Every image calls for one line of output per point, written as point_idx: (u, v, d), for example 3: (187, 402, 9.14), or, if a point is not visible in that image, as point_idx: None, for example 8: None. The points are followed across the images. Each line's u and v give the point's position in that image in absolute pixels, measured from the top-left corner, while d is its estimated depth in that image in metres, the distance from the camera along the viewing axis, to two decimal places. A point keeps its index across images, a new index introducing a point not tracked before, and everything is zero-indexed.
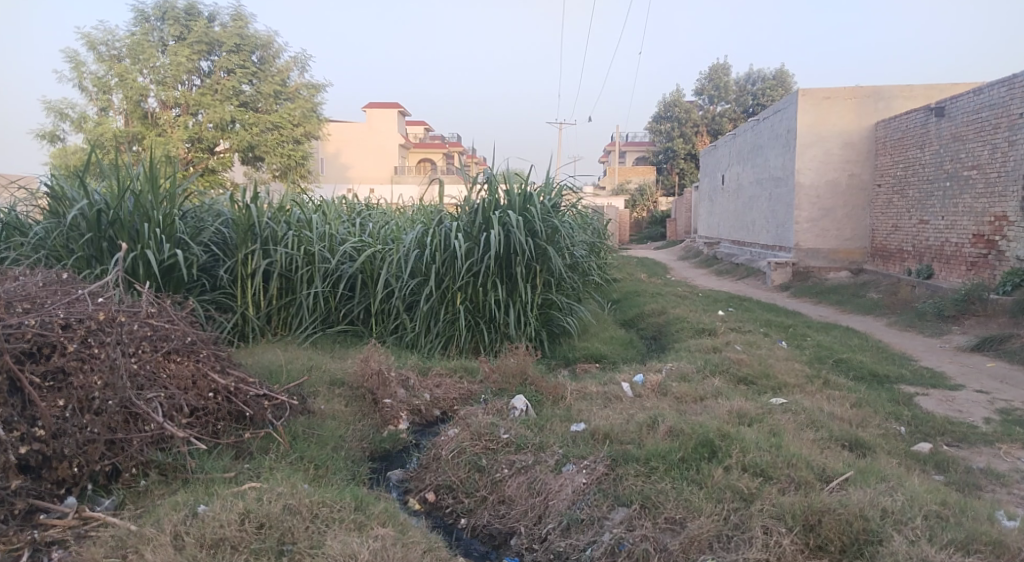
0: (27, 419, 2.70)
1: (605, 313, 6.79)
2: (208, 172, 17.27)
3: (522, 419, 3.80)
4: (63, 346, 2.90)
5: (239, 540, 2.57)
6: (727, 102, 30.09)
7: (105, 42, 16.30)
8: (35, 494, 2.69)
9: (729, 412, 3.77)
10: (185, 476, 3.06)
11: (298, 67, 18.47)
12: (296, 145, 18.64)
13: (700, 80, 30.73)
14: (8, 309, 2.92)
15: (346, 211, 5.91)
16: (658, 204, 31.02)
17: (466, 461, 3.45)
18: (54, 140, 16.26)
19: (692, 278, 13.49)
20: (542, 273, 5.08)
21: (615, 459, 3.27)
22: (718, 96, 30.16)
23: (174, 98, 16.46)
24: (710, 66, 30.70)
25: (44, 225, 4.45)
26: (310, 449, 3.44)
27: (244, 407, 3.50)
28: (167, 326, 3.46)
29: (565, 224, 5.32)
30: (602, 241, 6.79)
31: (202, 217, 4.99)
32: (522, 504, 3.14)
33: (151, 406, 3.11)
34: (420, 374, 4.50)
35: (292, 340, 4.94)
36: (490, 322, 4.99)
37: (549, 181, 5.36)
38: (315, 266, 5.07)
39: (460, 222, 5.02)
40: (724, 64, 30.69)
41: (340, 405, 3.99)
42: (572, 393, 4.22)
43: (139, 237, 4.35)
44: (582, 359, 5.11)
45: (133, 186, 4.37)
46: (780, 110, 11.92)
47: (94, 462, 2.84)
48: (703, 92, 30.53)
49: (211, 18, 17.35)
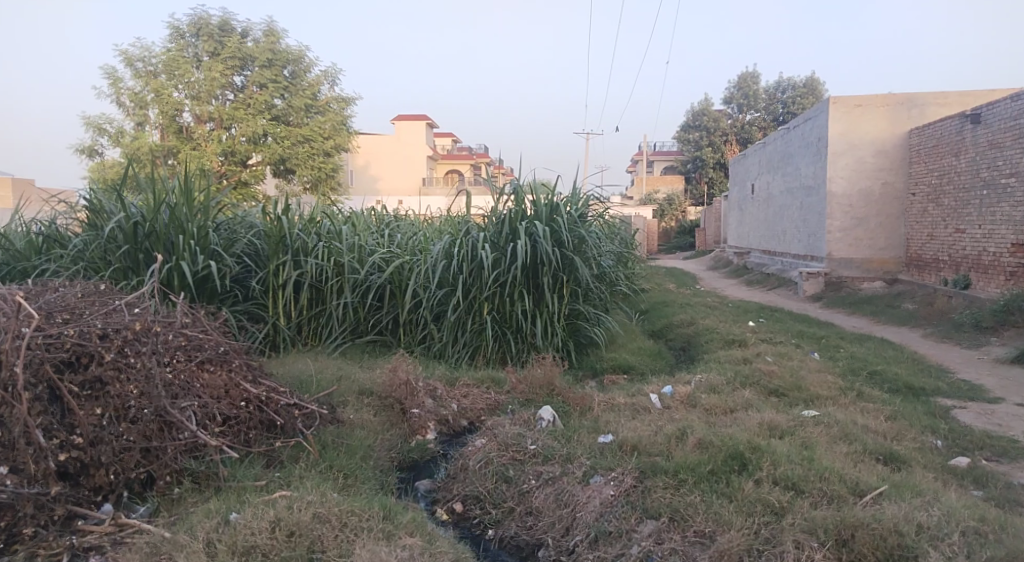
0: (66, 427, 2.80)
1: (633, 323, 6.75)
2: (241, 184, 17.60)
3: (549, 430, 3.79)
4: (101, 356, 2.98)
5: (270, 548, 2.61)
6: (757, 110, 29.91)
7: (142, 59, 16.79)
8: (74, 501, 2.76)
9: (760, 424, 3.71)
10: (217, 485, 3.11)
11: (329, 81, 18.77)
12: (327, 157, 18.93)
13: (729, 88, 30.53)
14: (48, 320, 3.04)
15: (375, 222, 5.96)
16: (687, 212, 30.82)
17: (493, 472, 3.45)
18: (93, 154, 16.75)
19: (722, 287, 13.33)
20: (569, 283, 5.08)
21: (643, 472, 3.26)
22: (748, 104, 29.94)
23: (208, 113, 16.87)
24: (740, 73, 30.50)
25: (83, 238, 4.55)
26: (339, 458, 3.47)
27: (276, 417, 3.54)
28: (201, 336, 3.53)
29: (592, 234, 5.30)
30: (630, 251, 6.76)
31: (235, 229, 5.06)
32: (550, 516, 3.11)
33: (185, 415, 3.16)
34: (447, 385, 4.52)
35: (322, 350, 4.99)
36: (517, 333, 4.99)
37: (576, 191, 5.34)
38: (345, 277, 5.11)
39: (487, 233, 5.05)
40: (754, 72, 30.46)
41: (369, 415, 4.01)
42: (600, 405, 4.20)
43: (174, 249, 4.45)
44: (610, 370, 5.08)
45: (168, 199, 4.48)
46: (811, 117, 11.75)
47: (130, 470, 2.91)
48: (732, 100, 30.35)
49: (244, 34, 17.75)
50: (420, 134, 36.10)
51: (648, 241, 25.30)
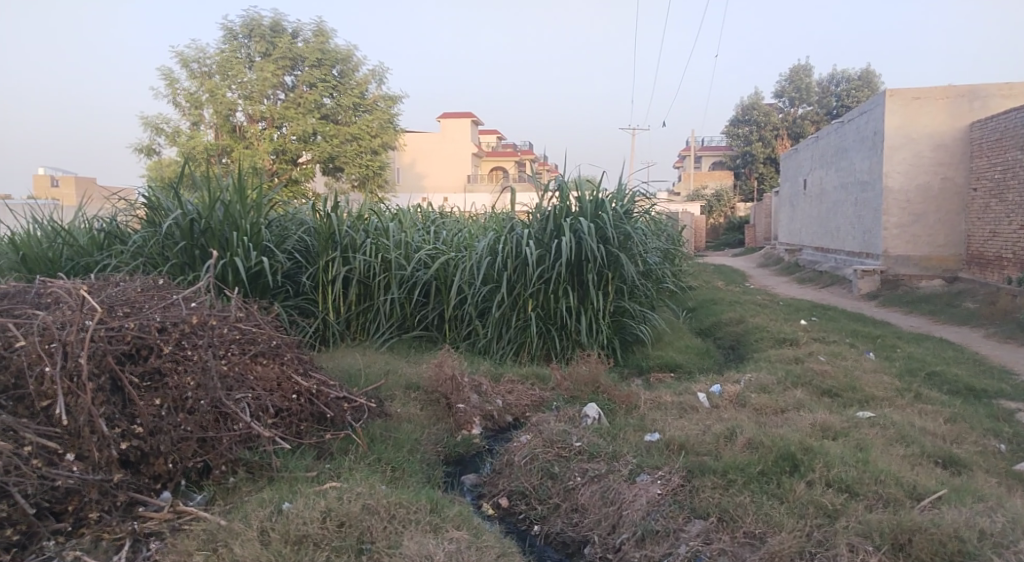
0: (128, 417, 2.92)
1: (680, 321, 6.65)
2: (292, 182, 17.98)
3: (594, 427, 3.77)
4: (160, 348, 3.10)
5: (321, 537, 2.68)
6: (809, 104, 29.21)
7: (197, 60, 17.31)
8: (135, 488, 2.87)
9: (812, 425, 3.62)
10: (271, 475, 3.20)
11: (376, 79, 19.03)
12: (374, 155, 19.20)
13: (780, 81, 29.86)
14: (110, 313, 3.16)
15: (421, 219, 6.02)
16: (735, 208, 30.26)
17: (539, 468, 3.45)
18: (151, 153, 17.34)
19: (773, 285, 13.01)
20: (615, 280, 5.04)
21: (691, 470, 3.22)
22: (799, 97, 29.26)
23: (260, 112, 17.29)
24: (792, 67, 29.82)
25: (142, 234, 4.69)
26: (387, 450, 3.52)
27: (326, 409, 3.62)
28: (255, 330, 3.61)
29: (637, 231, 5.26)
30: (678, 248, 6.67)
31: (286, 225, 5.16)
32: (596, 513, 3.08)
33: (240, 406, 3.25)
34: (492, 380, 4.54)
35: (370, 345, 5.06)
36: (562, 329, 4.97)
37: (621, 187, 5.30)
38: (391, 273, 5.17)
39: (531, 229, 5.06)
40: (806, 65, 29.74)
41: (416, 409, 4.07)
42: (647, 403, 4.16)
43: (228, 245, 4.57)
44: (656, 368, 5.02)
45: (223, 196, 4.61)
46: (866, 111, 11.41)
47: (187, 459, 3.01)
48: (783, 94, 29.71)
49: (295, 35, 18.14)
50: (463, 132, 36.29)
51: (696, 237, 24.93)
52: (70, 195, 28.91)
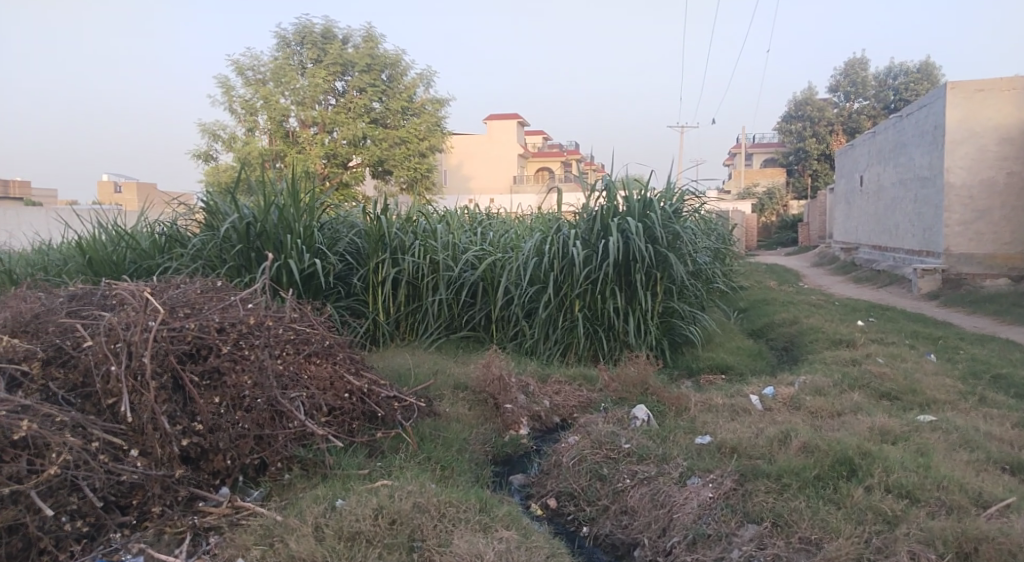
0: (189, 414, 3.02)
1: (731, 322, 6.53)
2: (343, 185, 18.35)
3: (643, 429, 3.74)
4: (219, 348, 3.20)
5: (374, 535, 2.73)
6: (865, 98, 28.36)
7: (252, 67, 17.83)
8: (195, 483, 2.98)
9: (870, 428, 3.51)
10: (324, 472, 3.27)
11: (424, 83, 19.26)
12: (422, 158, 19.43)
13: (834, 75, 29.16)
14: (171, 314, 3.27)
15: (468, 220, 6.06)
16: (789, 207, 29.51)
17: (587, 469, 3.42)
18: (208, 159, 17.93)
19: (827, 285, 12.65)
20: (663, 281, 4.99)
21: (743, 474, 3.17)
22: (855, 92, 28.40)
23: (312, 117, 17.71)
24: (848, 60, 29.00)
25: (201, 238, 4.85)
26: (436, 450, 3.56)
27: (377, 408, 3.68)
28: (308, 330, 3.70)
29: (687, 230, 5.19)
30: (728, 247, 6.55)
31: (337, 228, 5.25)
32: (646, 516, 3.05)
33: (295, 405, 3.33)
34: (540, 381, 4.54)
35: (419, 345, 5.12)
36: (609, 330, 4.94)
37: (670, 185, 5.23)
38: (439, 274, 5.22)
39: (578, 229, 5.05)
40: (862, 59, 28.89)
41: (464, 409, 4.10)
42: (697, 405, 4.10)
43: (283, 247, 4.70)
44: (707, 370, 4.94)
45: (277, 200, 4.74)
46: (926, 104, 11.01)
47: (245, 456, 3.10)
48: (838, 88, 28.93)
49: (345, 40, 18.57)
50: (510, 132, 36.45)
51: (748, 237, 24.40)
52: (131, 200, 30.00)
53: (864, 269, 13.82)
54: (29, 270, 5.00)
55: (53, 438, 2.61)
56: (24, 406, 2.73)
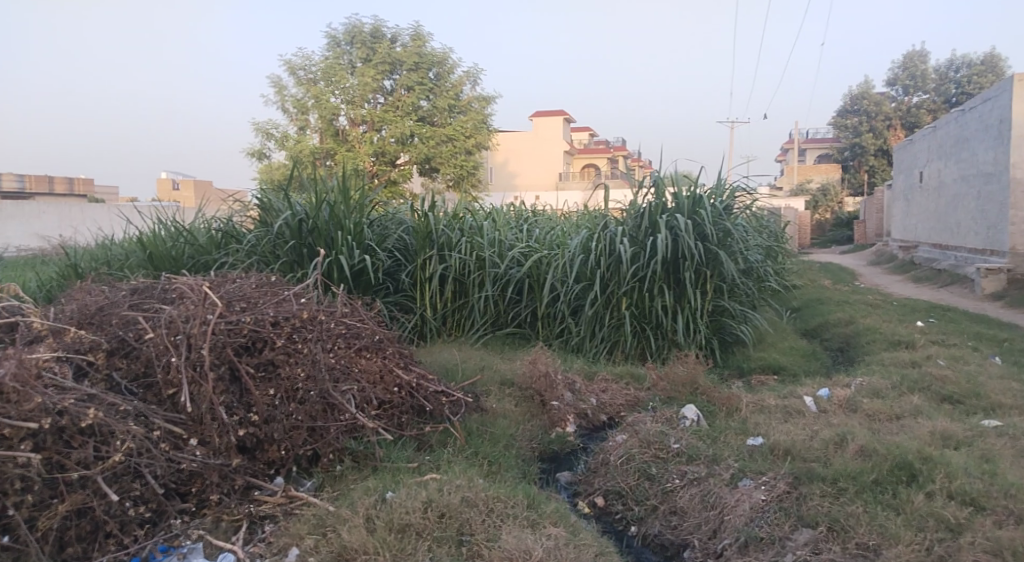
0: (245, 405, 3.10)
1: (783, 322, 6.38)
2: (391, 183, 18.55)
3: (693, 429, 3.69)
4: (273, 341, 3.27)
5: (423, 527, 2.76)
6: (925, 92, 27.47)
7: (304, 67, 18.20)
8: (250, 473, 3.06)
9: (931, 432, 3.40)
10: (374, 464, 3.32)
11: (471, 80, 19.35)
12: (468, 155, 19.51)
13: (892, 69, 28.26)
14: (229, 307, 3.35)
15: (515, 217, 6.07)
16: (843, 204, 28.67)
17: (636, 468, 3.39)
18: (262, 158, 18.36)
19: (883, 285, 12.28)
20: (713, 278, 4.91)
21: (797, 477, 3.10)
22: (914, 86, 27.53)
23: (361, 116, 18.01)
24: (906, 53, 28.11)
25: (256, 234, 4.96)
26: (484, 445, 3.58)
27: (425, 402, 3.72)
28: (359, 325, 3.75)
29: (738, 227, 5.09)
30: (780, 244, 6.40)
31: (386, 224, 5.30)
32: (696, 517, 3.00)
33: (346, 398, 3.38)
34: (586, 379, 4.52)
35: (466, 341, 5.15)
36: (657, 329, 4.89)
37: (721, 181, 5.14)
38: (486, 271, 5.23)
39: (626, 226, 5.01)
40: (921, 51, 27.95)
41: (511, 405, 4.10)
42: (749, 405, 4.02)
43: (334, 243, 4.78)
44: (758, 370, 4.85)
45: (329, 197, 4.83)
46: (990, 98, 10.58)
47: (298, 447, 3.17)
48: (896, 82, 28.08)
49: (394, 39, 18.81)
50: (556, 129, 36.36)
51: (802, 234, 23.76)
52: (188, 196, 30.97)
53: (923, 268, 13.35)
54: (93, 265, 5.18)
55: (117, 426, 2.71)
56: (90, 395, 2.83)
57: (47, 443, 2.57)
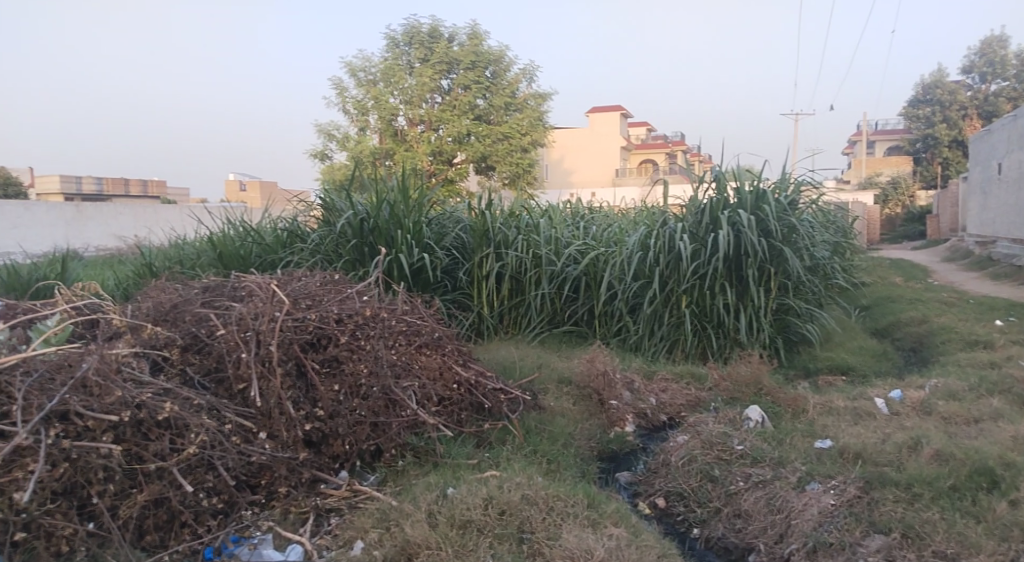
0: (311, 400, 3.17)
1: (851, 321, 6.18)
2: (448, 181, 18.74)
3: (758, 431, 3.62)
4: (337, 338, 3.35)
5: (484, 524, 2.78)
6: (1005, 78, 26.18)
7: (364, 68, 18.58)
8: (317, 466, 3.14)
9: (1016, 438, 3.23)
10: (435, 460, 3.37)
11: (528, 78, 19.38)
12: (525, 152, 19.53)
13: (968, 55, 27.17)
14: (295, 305, 3.45)
15: (570, 215, 6.06)
16: (914, 197, 27.46)
17: (698, 470, 3.33)
18: (324, 158, 18.82)
19: (961, 282, 11.74)
20: (778, 276, 4.80)
21: (868, 482, 3.00)
22: (993, 72, 26.32)
23: (420, 116, 18.26)
24: (984, 39, 26.84)
25: (319, 233, 5.09)
26: (542, 443, 3.58)
27: (484, 400, 3.75)
28: (419, 322, 3.81)
29: (803, 222, 4.95)
30: (847, 240, 6.20)
31: (444, 223, 5.36)
32: (761, 520, 2.92)
33: (407, 394, 3.44)
34: (645, 378, 4.48)
35: (522, 339, 5.16)
36: (718, 327, 4.80)
37: (784, 175, 5.01)
38: (542, 268, 5.22)
39: (685, 222, 4.93)
40: (1000, 35, 26.62)
41: (569, 404, 4.10)
42: (816, 407, 3.92)
43: (394, 242, 4.86)
44: (825, 370, 4.72)
45: (388, 197, 4.92)
46: None
47: (362, 442, 3.23)
48: (973, 69, 26.88)
49: (451, 39, 19.02)
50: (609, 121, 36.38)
51: (872, 230, 22.85)
52: (251, 198, 32.04)
53: (1003, 264, 12.72)
54: (167, 264, 5.41)
55: (192, 420, 2.82)
56: (166, 390, 2.95)
57: (126, 435, 2.69)
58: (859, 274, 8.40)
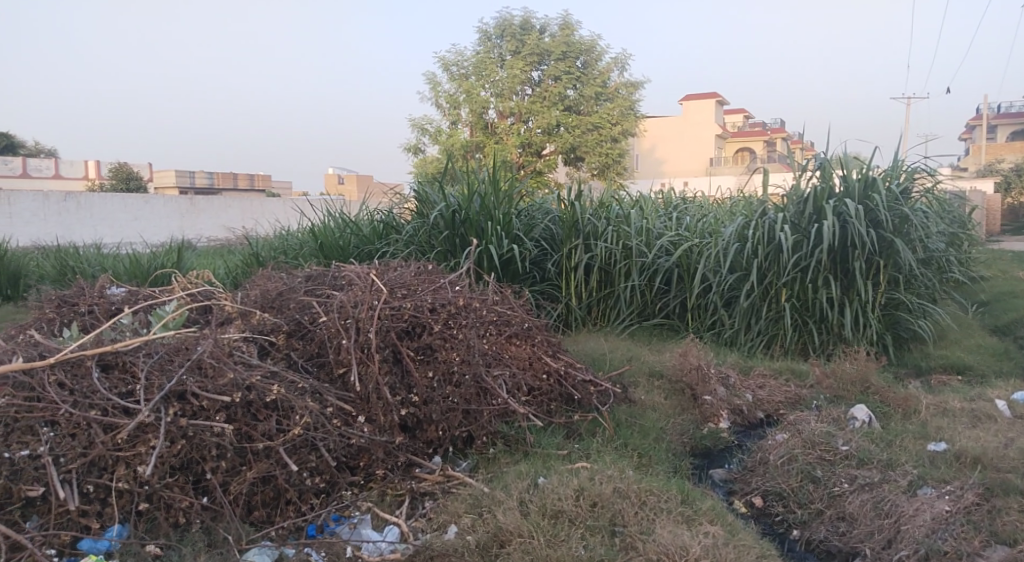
0: (406, 386, 3.26)
1: (967, 318, 5.78)
2: (537, 174, 18.81)
3: (864, 432, 3.45)
4: (431, 326, 3.43)
5: (576, 515, 2.77)
6: None
7: (456, 63, 18.92)
8: (412, 451, 3.22)
9: None
10: (526, 449, 3.39)
11: (619, 67, 19.18)
12: (614, 143, 19.33)
13: None
14: (392, 294, 3.56)
15: (662, 205, 5.95)
16: None
17: (798, 470, 3.21)
18: (417, 152, 19.30)
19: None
20: (887, 269, 4.56)
21: (989, 489, 2.81)
22: None
23: (510, 108, 18.37)
24: None
25: (413, 225, 5.21)
26: (633, 437, 3.54)
27: (573, 391, 3.75)
28: (509, 313, 3.86)
29: (917, 212, 4.66)
30: (965, 231, 5.79)
31: (533, 215, 5.38)
32: (867, 524, 2.76)
33: (498, 382, 3.48)
34: (741, 374, 4.35)
35: (611, 331, 5.11)
36: (821, 322, 4.61)
37: (895, 162, 4.74)
38: (633, 260, 5.14)
39: (787, 213, 4.75)
40: None
41: (660, 397, 4.03)
42: (929, 408, 3.71)
43: (484, 233, 4.93)
44: (939, 370, 4.46)
45: (480, 189, 5.00)
46: None
47: (455, 428, 3.29)
48: None
49: (542, 31, 19.16)
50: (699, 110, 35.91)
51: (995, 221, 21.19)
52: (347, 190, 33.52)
53: None
54: (272, 254, 5.69)
55: (297, 402, 2.94)
56: (273, 372, 3.10)
57: (238, 415, 2.83)
58: (980, 269, 7.82)
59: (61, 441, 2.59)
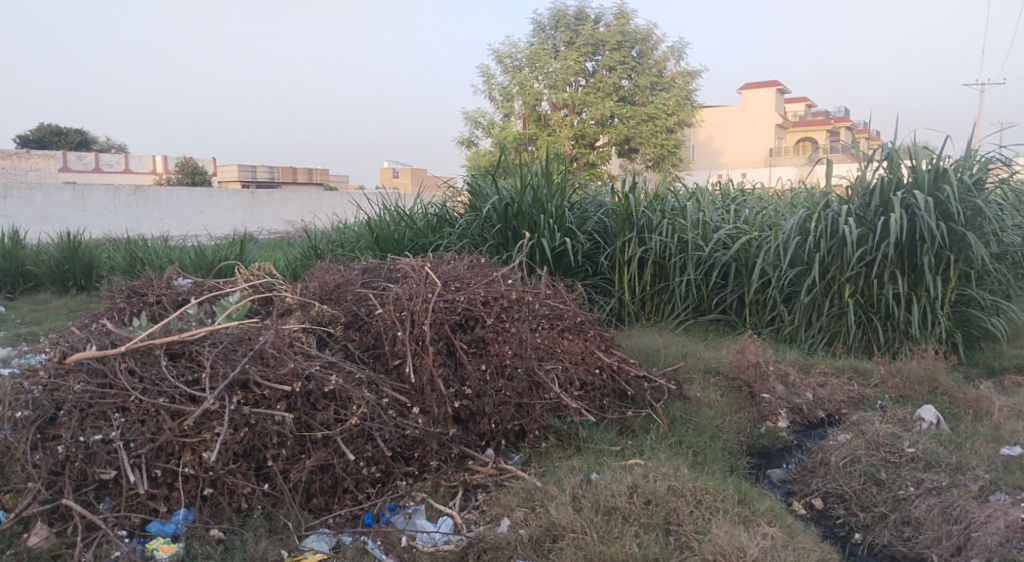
0: (459, 379, 3.28)
1: None
2: (590, 166, 18.69)
3: (932, 434, 3.31)
4: (483, 320, 3.44)
5: (629, 512, 2.73)
6: None
7: (510, 54, 18.88)
8: (465, 443, 3.24)
9: None
10: (578, 444, 3.37)
11: (676, 56, 18.79)
12: (670, 134, 19.06)
13: None
14: (446, 287, 3.58)
15: (720, 198, 5.82)
16: None
17: (861, 472, 3.10)
18: (470, 145, 19.39)
19: None
20: (959, 264, 4.35)
21: None
22: None
23: (563, 99, 18.26)
24: None
25: (466, 218, 5.25)
26: (688, 434, 3.48)
27: (627, 387, 3.72)
28: (561, 307, 3.84)
29: (992, 204, 4.42)
30: None
31: (586, 207, 5.35)
32: (935, 530, 2.66)
33: (550, 377, 3.48)
34: (801, 371, 4.22)
35: (666, 326, 5.05)
36: (886, 319, 4.44)
37: (969, 152, 4.51)
38: (689, 253, 5.03)
39: (851, 205, 4.58)
40: None
41: (716, 395, 3.95)
42: (1003, 410, 3.53)
43: (537, 226, 4.92)
44: (1014, 370, 4.24)
45: (532, 182, 5.00)
46: None
47: (507, 421, 3.30)
48: None
49: (597, 21, 18.93)
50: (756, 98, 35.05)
51: None
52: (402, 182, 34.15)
53: None
54: (330, 246, 5.82)
55: (354, 392, 2.99)
56: (331, 363, 3.17)
57: (297, 405, 2.89)
58: None
59: (131, 427, 2.71)
